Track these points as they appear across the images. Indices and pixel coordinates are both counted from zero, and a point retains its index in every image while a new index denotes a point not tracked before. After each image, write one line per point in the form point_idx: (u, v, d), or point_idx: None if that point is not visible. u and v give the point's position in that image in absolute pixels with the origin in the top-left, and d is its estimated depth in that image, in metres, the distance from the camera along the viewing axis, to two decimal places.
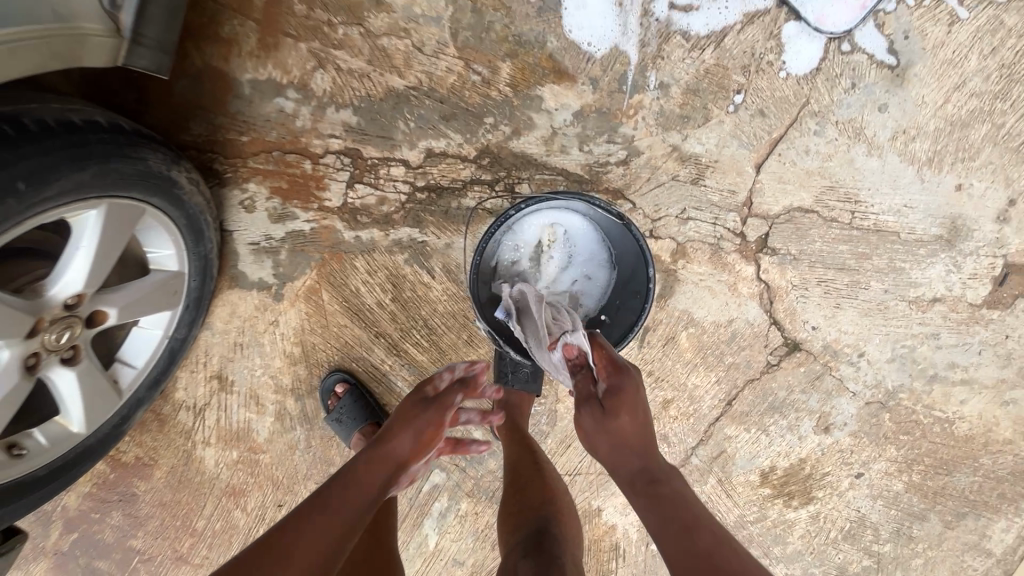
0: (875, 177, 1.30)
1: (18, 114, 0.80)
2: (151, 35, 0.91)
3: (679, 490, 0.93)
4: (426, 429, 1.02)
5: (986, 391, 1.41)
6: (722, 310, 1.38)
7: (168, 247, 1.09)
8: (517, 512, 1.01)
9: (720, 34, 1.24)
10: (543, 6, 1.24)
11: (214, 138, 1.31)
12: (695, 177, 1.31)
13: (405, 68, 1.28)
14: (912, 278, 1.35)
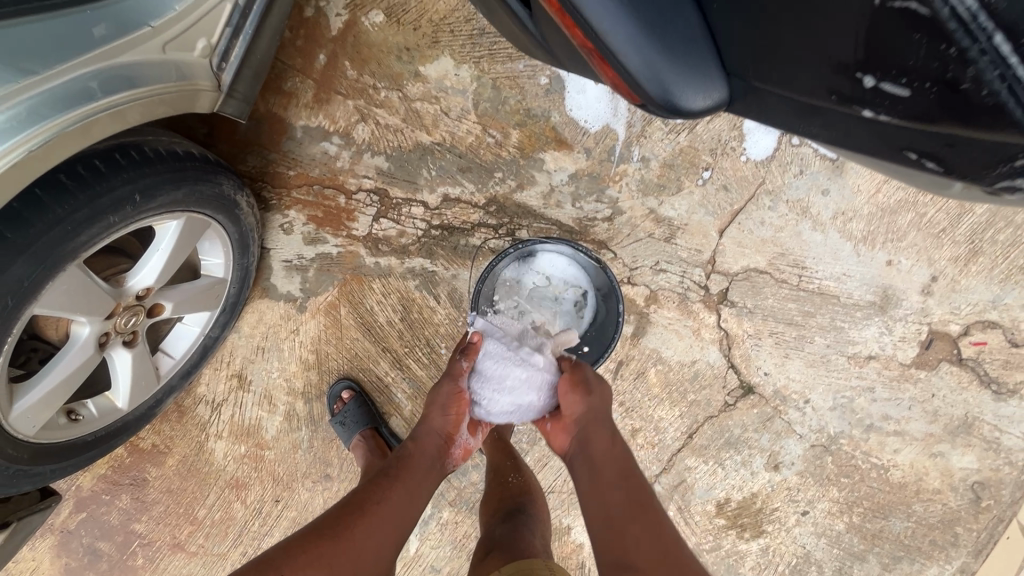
0: (819, 248, 1.54)
1: (140, 143, 1.01)
2: (240, 91, 1.16)
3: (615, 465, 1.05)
4: (452, 404, 1.18)
5: (917, 443, 1.59)
6: (687, 351, 1.58)
7: (219, 256, 1.30)
8: (501, 498, 1.22)
9: (693, 122, 1.51)
10: (550, 88, 1.51)
11: (266, 171, 1.56)
12: (668, 236, 1.55)
13: (432, 127, 1.54)
14: (850, 336, 1.56)
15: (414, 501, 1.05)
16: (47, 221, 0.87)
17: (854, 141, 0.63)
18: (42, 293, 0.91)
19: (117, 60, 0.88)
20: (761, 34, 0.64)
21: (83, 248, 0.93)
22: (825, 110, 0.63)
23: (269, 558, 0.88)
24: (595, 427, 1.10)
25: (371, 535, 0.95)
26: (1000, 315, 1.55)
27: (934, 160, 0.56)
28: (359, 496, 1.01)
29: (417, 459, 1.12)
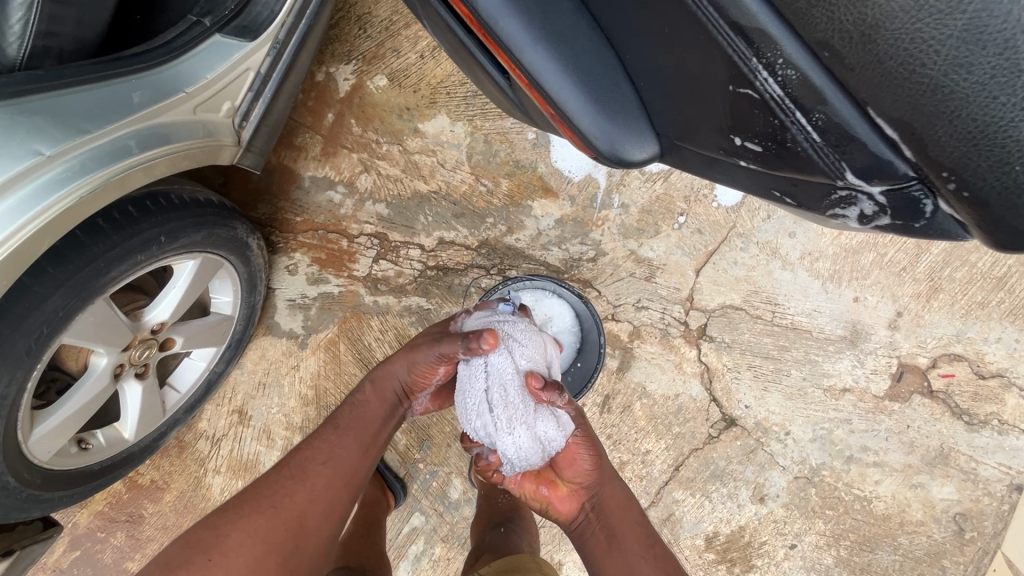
0: (789, 286, 1.65)
1: (168, 191, 1.12)
2: (257, 145, 1.29)
3: (632, 530, 1.11)
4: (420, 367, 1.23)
5: (897, 474, 1.64)
6: (670, 384, 1.66)
7: (228, 294, 1.40)
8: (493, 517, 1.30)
9: (668, 172, 1.66)
10: (537, 142, 1.66)
11: (276, 217, 1.69)
12: (648, 276, 1.66)
13: (429, 177, 1.67)
14: (825, 369, 1.65)
15: (356, 461, 1.13)
16: (85, 258, 0.96)
17: (741, 180, 0.80)
18: (72, 325, 1.00)
19: (154, 122, 1.01)
20: (674, 109, 0.76)
21: (113, 282, 1.02)
22: (725, 165, 0.79)
23: (203, 531, 0.93)
24: (609, 495, 1.17)
25: (312, 500, 1.02)
26: (965, 348, 1.64)
27: (790, 197, 0.76)
28: (299, 460, 1.08)
29: (371, 404, 1.22)
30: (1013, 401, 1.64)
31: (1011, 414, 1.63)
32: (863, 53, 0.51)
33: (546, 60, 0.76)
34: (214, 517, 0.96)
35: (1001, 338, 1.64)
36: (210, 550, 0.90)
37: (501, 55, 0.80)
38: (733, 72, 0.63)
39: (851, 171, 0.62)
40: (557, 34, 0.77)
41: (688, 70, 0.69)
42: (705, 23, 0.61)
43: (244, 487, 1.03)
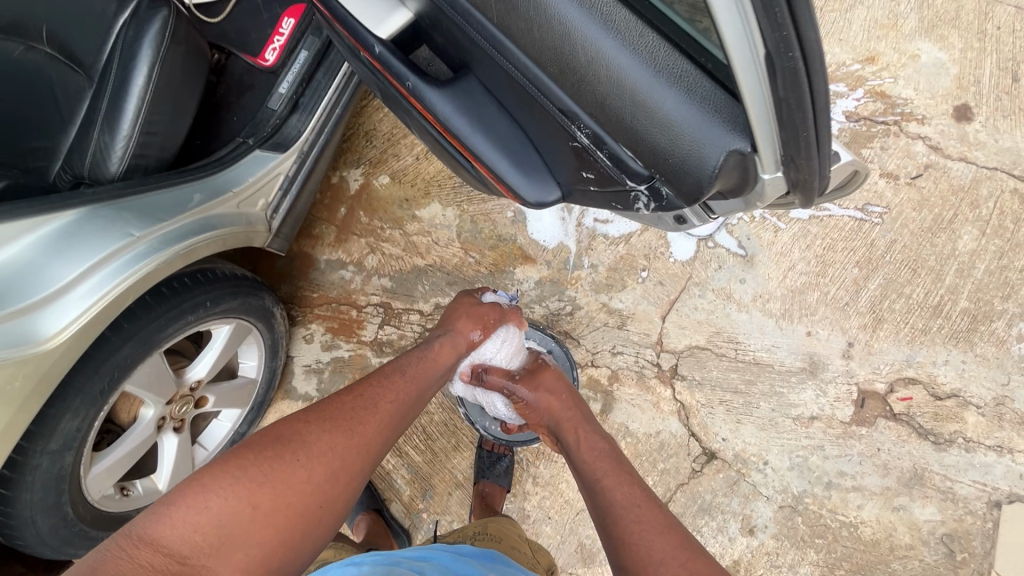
0: (747, 325, 1.85)
1: (215, 267, 1.39)
2: (285, 232, 1.59)
3: (588, 455, 1.26)
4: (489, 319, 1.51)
5: (877, 498, 1.73)
6: (650, 423, 1.82)
7: (254, 359, 1.62)
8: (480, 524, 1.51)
9: (628, 235, 1.92)
10: (515, 218, 1.96)
11: (295, 295, 1.97)
12: (620, 324, 1.88)
13: (425, 253, 1.97)
14: (791, 400, 1.79)
15: (413, 405, 1.26)
16: (149, 317, 1.21)
17: (592, 202, 0.98)
18: (131, 376, 1.23)
19: (210, 214, 1.31)
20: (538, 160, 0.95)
21: (166, 339, 1.26)
22: (581, 196, 0.97)
23: (286, 435, 1.03)
24: (564, 428, 1.36)
25: (380, 432, 1.14)
26: (917, 372, 1.79)
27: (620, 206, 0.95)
28: (373, 392, 1.19)
29: (434, 361, 1.37)
30: (974, 419, 1.75)
31: (974, 432, 1.74)
32: (605, 113, 0.70)
33: (464, 125, 0.91)
34: (299, 424, 1.06)
35: (949, 360, 1.79)
36: (297, 453, 1.00)
37: (440, 127, 0.96)
38: (563, 131, 0.81)
39: (630, 180, 0.81)
40: (475, 105, 0.91)
41: (544, 132, 0.87)
42: (542, 89, 0.76)
43: (320, 401, 1.14)
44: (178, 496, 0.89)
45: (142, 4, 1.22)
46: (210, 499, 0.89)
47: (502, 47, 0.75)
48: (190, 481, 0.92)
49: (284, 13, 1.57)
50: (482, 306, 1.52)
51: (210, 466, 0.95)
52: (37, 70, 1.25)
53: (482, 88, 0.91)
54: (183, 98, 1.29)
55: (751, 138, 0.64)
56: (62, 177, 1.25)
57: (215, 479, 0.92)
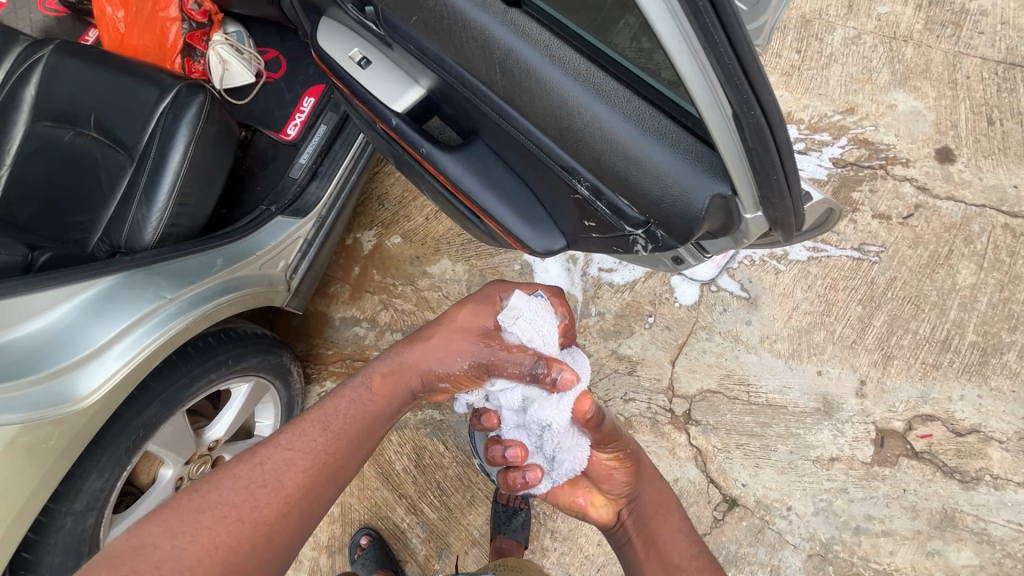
0: (757, 367, 1.86)
1: (237, 326, 1.45)
2: (303, 291, 1.66)
3: (673, 533, 1.19)
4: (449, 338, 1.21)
5: (909, 542, 1.67)
6: (667, 470, 1.79)
7: (270, 418, 1.63)
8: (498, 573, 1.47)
9: (633, 283, 1.97)
10: (522, 270, 2.03)
11: (311, 353, 2.02)
12: (630, 370, 1.90)
13: (436, 307, 2.03)
14: (809, 441, 1.77)
15: (341, 461, 1.06)
16: (177, 375, 1.26)
17: (596, 247, 1.03)
18: (155, 438, 1.26)
19: (235, 275, 1.39)
20: (541, 210, 1.01)
21: (190, 397, 1.30)
22: (582, 239, 1.02)
23: (156, 536, 0.90)
24: (648, 500, 1.23)
25: (288, 508, 0.98)
26: (934, 409, 1.77)
27: (620, 249, 0.99)
28: (275, 458, 1.03)
29: (372, 401, 1.17)
30: (998, 455, 1.72)
31: (1000, 468, 1.71)
32: (597, 166, 0.78)
33: (474, 184, 0.99)
34: (173, 518, 0.92)
35: (965, 395, 1.78)
36: (143, 560, 0.86)
37: (451, 187, 1.04)
38: (562, 182, 0.89)
39: (629, 225, 0.87)
40: (484, 167, 0.99)
41: (546, 184, 0.94)
42: (545, 150, 0.84)
43: (212, 479, 0.99)
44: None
45: (181, 90, 1.34)
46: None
47: (505, 113, 0.84)
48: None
49: (305, 94, 1.77)
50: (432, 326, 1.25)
51: None
52: (84, 151, 1.37)
53: (489, 151, 1.00)
54: (214, 171, 1.41)
55: (731, 182, 0.71)
56: (100, 247, 1.34)
57: None
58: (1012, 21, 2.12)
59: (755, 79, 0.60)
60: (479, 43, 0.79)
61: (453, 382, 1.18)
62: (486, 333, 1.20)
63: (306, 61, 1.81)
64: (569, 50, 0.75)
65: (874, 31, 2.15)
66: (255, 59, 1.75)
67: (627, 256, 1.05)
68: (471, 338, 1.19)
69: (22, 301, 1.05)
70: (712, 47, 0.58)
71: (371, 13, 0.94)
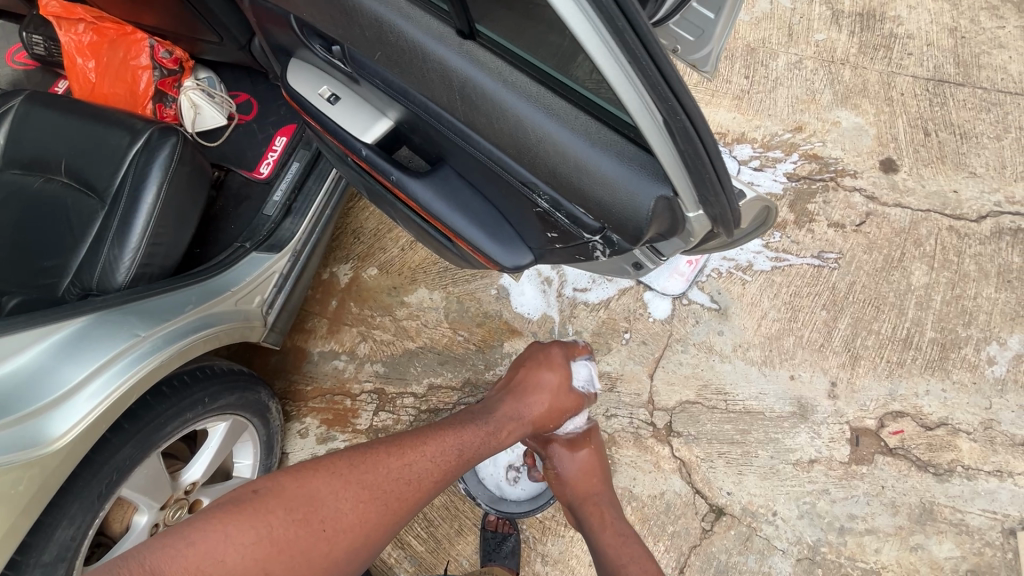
0: (732, 375, 1.91)
1: (212, 363, 1.43)
2: (278, 325, 1.66)
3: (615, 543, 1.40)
4: (545, 396, 1.49)
5: (893, 539, 1.70)
6: (653, 483, 1.80)
7: (248, 457, 1.60)
8: None
9: (607, 301, 2.02)
10: (499, 295, 2.06)
11: (290, 389, 2.00)
12: (610, 387, 1.93)
13: (416, 335, 2.04)
14: (788, 445, 1.81)
15: (458, 472, 1.30)
16: (150, 415, 1.24)
17: (562, 257, 1.07)
18: (127, 483, 1.22)
19: (210, 311, 1.38)
20: (511, 226, 1.05)
21: (163, 437, 1.27)
22: (547, 251, 1.06)
23: (320, 491, 1.13)
24: (588, 509, 1.48)
25: (417, 500, 1.22)
26: (903, 405, 1.84)
27: (583, 256, 1.04)
28: (420, 461, 1.24)
29: (497, 438, 1.39)
30: (967, 446, 1.78)
31: (970, 459, 1.77)
32: (555, 180, 0.83)
33: (442, 206, 1.02)
34: (337, 485, 1.14)
35: (930, 390, 1.85)
36: (314, 511, 1.10)
37: (420, 210, 1.08)
38: (527, 199, 0.94)
39: (587, 232, 0.91)
40: (451, 189, 1.04)
41: (514, 202, 0.98)
42: (504, 167, 0.90)
43: (369, 457, 1.21)
44: (195, 537, 0.99)
45: (153, 133, 1.37)
46: (227, 548, 0.99)
47: (468, 136, 0.89)
48: (212, 524, 1.01)
49: (277, 133, 1.82)
50: (540, 378, 1.51)
51: (230, 512, 1.04)
52: (54, 197, 1.38)
53: (456, 176, 1.04)
54: (187, 210, 1.42)
55: (671, 185, 0.77)
56: (70, 290, 1.33)
57: (238, 531, 1.02)
58: (936, 42, 2.30)
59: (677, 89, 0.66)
60: (438, 72, 0.83)
61: (559, 421, 1.51)
62: (563, 389, 1.51)
63: (276, 101, 1.86)
64: (521, 74, 0.80)
65: (813, 55, 2.31)
66: (226, 102, 1.79)
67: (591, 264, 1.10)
68: (569, 395, 1.51)
69: None
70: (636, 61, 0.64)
71: (337, 51, 0.99)
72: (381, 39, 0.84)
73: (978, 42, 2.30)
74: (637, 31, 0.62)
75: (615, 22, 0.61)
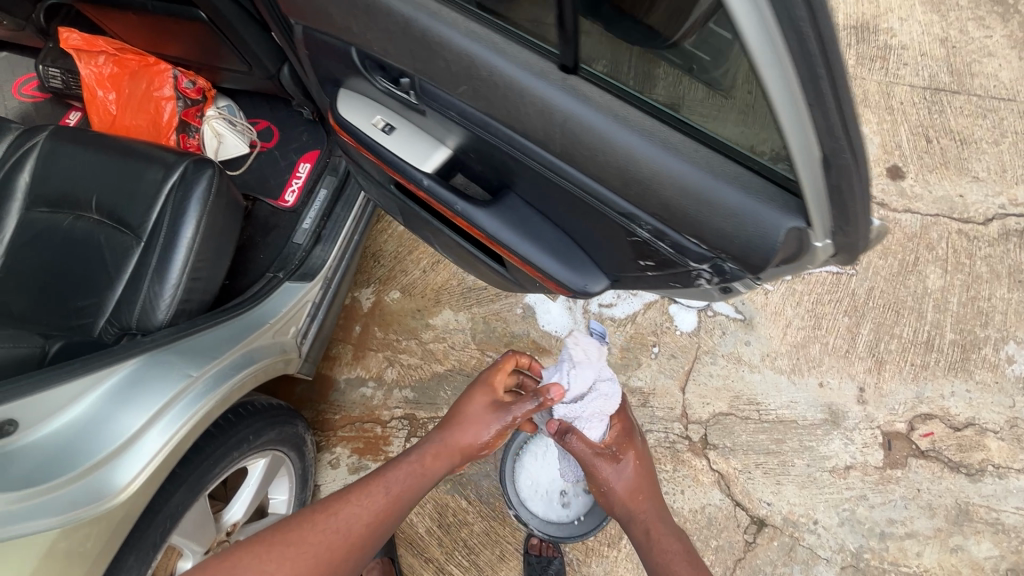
0: (763, 385, 1.92)
1: (252, 399, 1.39)
2: (311, 355, 1.63)
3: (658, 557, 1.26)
4: (473, 414, 1.29)
5: (933, 541, 1.72)
6: (694, 497, 1.80)
7: (285, 493, 1.56)
8: None
9: (633, 315, 2.03)
10: (524, 314, 2.06)
11: (318, 419, 1.96)
12: (643, 402, 1.92)
13: (444, 358, 2.02)
14: (823, 452, 1.83)
15: (390, 515, 1.17)
16: (201, 457, 1.20)
17: (648, 284, 1.05)
18: (177, 531, 1.18)
19: (252, 347, 1.35)
20: (597, 252, 1.03)
21: (212, 479, 1.23)
22: (638, 277, 1.03)
23: (244, 560, 1.05)
24: (637, 532, 1.30)
25: (353, 550, 1.11)
26: (931, 407, 1.87)
27: (675, 282, 1.01)
28: (345, 511, 1.13)
29: (427, 472, 1.23)
30: (995, 445, 1.82)
31: (1000, 457, 1.80)
32: (663, 210, 0.81)
33: (512, 237, 1.03)
34: (261, 550, 1.07)
35: (955, 391, 1.89)
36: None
37: (486, 240, 1.08)
38: (623, 228, 0.92)
39: (690, 259, 0.89)
40: (520, 218, 1.03)
41: (601, 231, 0.96)
42: (600, 199, 0.88)
43: (295, 516, 1.14)
44: None
45: (188, 166, 1.34)
46: None
47: (561, 168, 0.88)
48: None
49: (300, 160, 1.80)
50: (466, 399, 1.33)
51: None
52: (85, 235, 1.34)
53: (525, 204, 1.03)
54: (224, 242, 1.39)
55: (807, 217, 0.73)
56: (107, 330, 1.28)
57: None
58: (930, 52, 2.38)
59: (851, 127, 0.63)
60: (537, 107, 0.81)
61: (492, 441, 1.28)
62: (497, 403, 1.31)
63: (298, 128, 1.84)
64: (632, 108, 0.79)
65: None
66: (248, 130, 1.78)
67: (671, 291, 1.08)
68: (493, 408, 1.30)
69: (44, 397, 0.98)
70: (815, 104, 0.61)
71: (407, 84, 0.95)
72: (470, 73, 0.83)
73: (968, 51, 2.38)
74: (835, 77, 0.59)
75: (814, 67, 0.58)
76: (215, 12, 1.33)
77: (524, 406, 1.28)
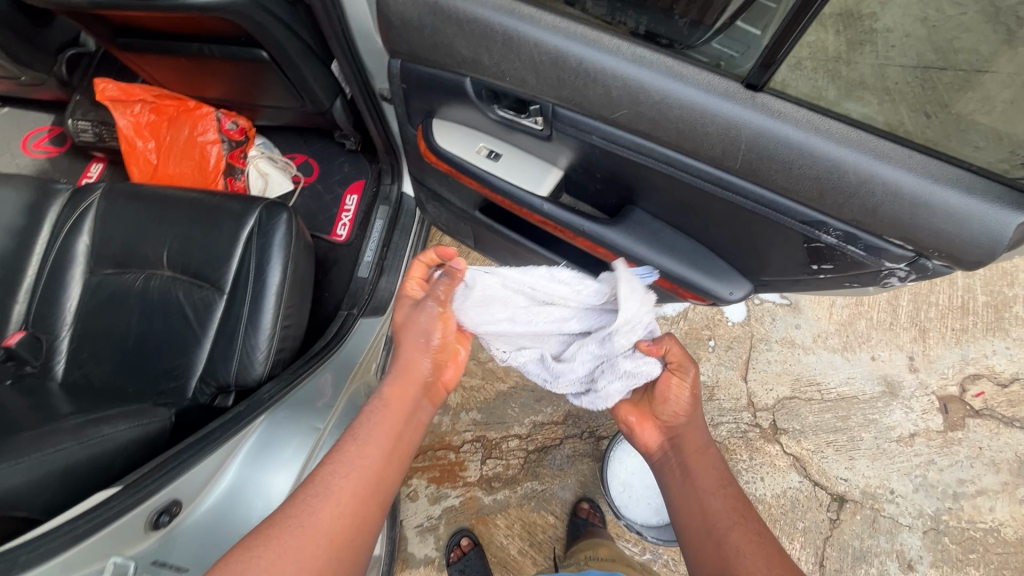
0: (819, 365, 1.98)
1: None
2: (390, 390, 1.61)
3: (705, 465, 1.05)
4: (410, 322, 1.15)
5: (1001, 495, 1.81)
6: (774, 482, 1.84)
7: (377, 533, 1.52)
8: None
9: (684, 312, 2.06)
10: None
11: None
12: (710, 396, 1.95)
13: (505, 375, 1.93)
14: (887, 423, 1.89)
15: (384, 462, 1.01)
16: None
17: (811, 284, 1.06)
18: None
19: (353, 390, 1.35)
20: (754, 258, 1.05)
21: None
22: (806, 279, 1.05)
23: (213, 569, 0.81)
24: (688, 445, 1.10)
25: (348, 507, 0.92)
26: (978, 367, 1.96)
27: (851, 282, 1.00)
28: (320, 475, 0.94)
29: (394, 405, 1.07)
30: None
31: None
32: (860, 214, 0.84)
33: (647, 251, 1.08)
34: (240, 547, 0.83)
35: (996, 350, 1.99)
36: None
37: (612, 257, 1.13)
38: (804, 236, 0.93)
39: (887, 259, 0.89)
40: (650, 231, 1.08)
41: (767, 237, 0.98)
42: (779, 210, 0.91)
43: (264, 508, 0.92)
44: None
45: (261, 213, 1.29)
46: None
47: (734, 184, 0.90)
48: None
49: (346, 192, 1.76)
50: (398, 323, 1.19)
51: None
52: (161, 294, 1.27)
53: (651, 217, 1.08)
54: (304, 287, 1.34)
55: None
56: (203, 389, 1.22)
57: None
58: None
59: None
60: (720, 126, 0.83)
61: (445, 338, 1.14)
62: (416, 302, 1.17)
63: (338, 159, 1.80)
64: (832, 121, 0.81)
65: None
66: (288, 166, 1.75)
67: (827, 291, 1.09)
68: (420, 307, 1.15)
69: (190, 475, 0.93)
70: None
71: (536, 110, 0.98)
72: (635, 99, 0.86)
73: None
74: None
75: None
76: (274, 51, 1.29)
77: (440, 285, 1.14)
